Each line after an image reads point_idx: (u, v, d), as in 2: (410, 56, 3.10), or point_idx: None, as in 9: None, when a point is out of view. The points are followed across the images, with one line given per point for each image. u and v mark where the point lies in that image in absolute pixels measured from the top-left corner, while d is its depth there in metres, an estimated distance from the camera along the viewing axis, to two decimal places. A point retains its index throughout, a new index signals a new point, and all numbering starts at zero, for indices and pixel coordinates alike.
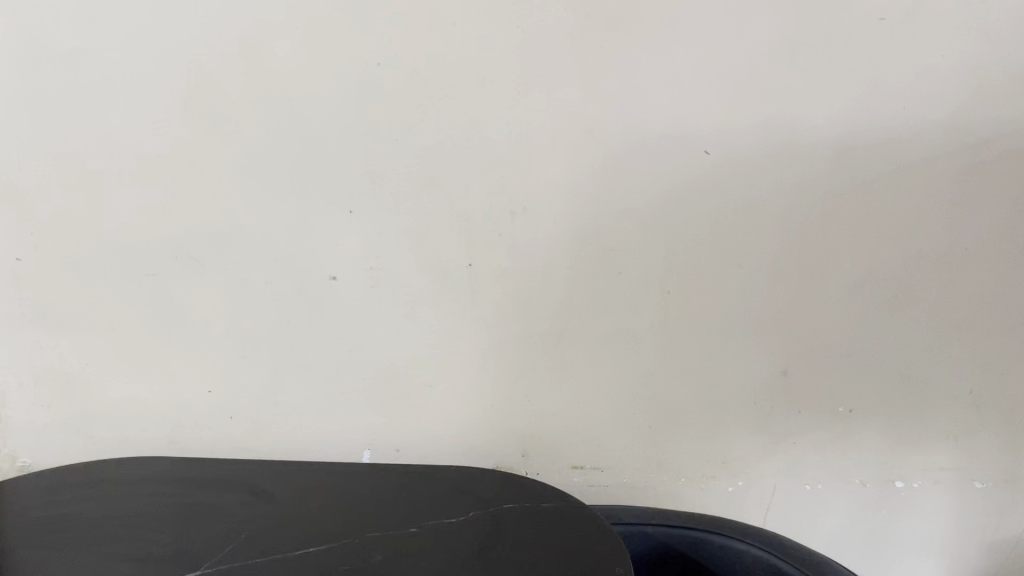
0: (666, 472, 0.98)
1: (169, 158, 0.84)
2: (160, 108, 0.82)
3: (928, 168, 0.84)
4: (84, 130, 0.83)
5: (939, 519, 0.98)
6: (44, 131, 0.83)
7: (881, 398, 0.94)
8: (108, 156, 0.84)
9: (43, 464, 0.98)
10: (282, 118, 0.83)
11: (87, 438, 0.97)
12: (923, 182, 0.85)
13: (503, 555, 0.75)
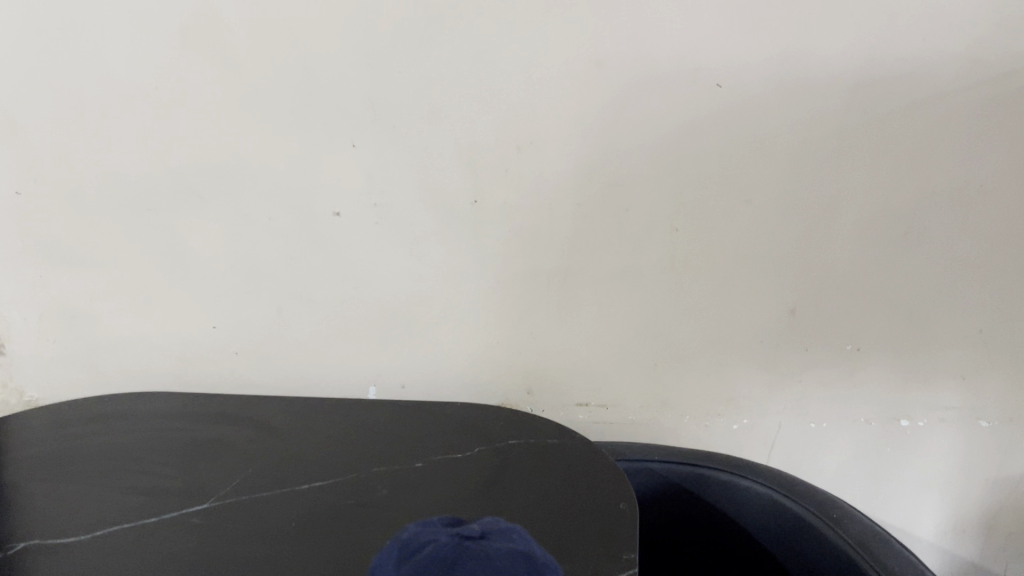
0: (671, 409, 0.98)
1: (166, 91, 0.83)
2: (157, 40, 0.80)
3: (950, 101, 0.81)
4: (78, 62, 0.81)
5: (943, 457, 0.97)
6: (36, 63, 0.81)
7: (889, 336, 0.93)
8: (104, 89, 0.83)
9: (53, 396, 1.00)
10: (281, 51, 0.81)
11: (96, 371, 0.99)
12: (942, 115, 0.82)
13: (507, 489, 0.76)
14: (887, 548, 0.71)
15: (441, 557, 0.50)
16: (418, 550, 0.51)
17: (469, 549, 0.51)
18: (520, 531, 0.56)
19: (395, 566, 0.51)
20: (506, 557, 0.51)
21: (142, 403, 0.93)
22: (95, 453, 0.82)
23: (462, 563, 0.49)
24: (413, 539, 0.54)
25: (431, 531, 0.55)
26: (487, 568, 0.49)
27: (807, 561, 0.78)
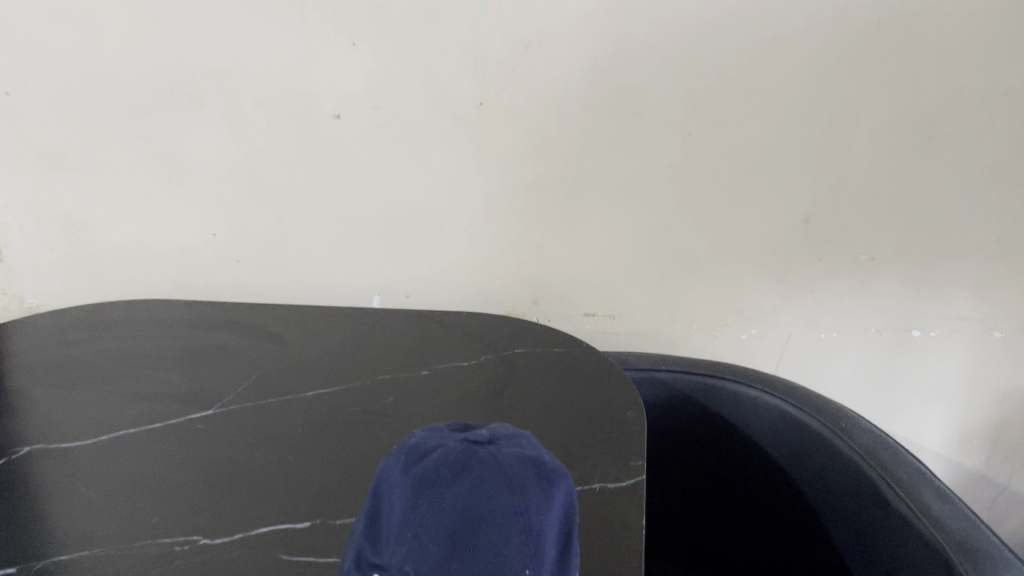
0: (678, 319, 0.97)
1: None
2: None
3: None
4: None
5: (953, 367, 0.96)
6: None
7: (905, 245, 0.91)
8: None
9: (52, 304, 0.99)
10: None
11: (97, 279, 0.98)
12: (975, 12, 0.77)
13: (514, 397, 0.75)
14: (896, 456, 0.71)
15: (451, 462, 0.49)
16: (427, 455, 0.51)
17: (478, 455, 0.50)
18: (528, 439, 0.56)
19: (404, 471, 0.50)
20: (515, 463, 0.50)
21: (144, 311, 0.92)
22: (97, 360, 0.82)
23: (472, 468, 0.48)
24: (421, 444, 0.53)
25: (439, 437, 0.54)
26: (496, 473, 0.48)
27: (814, 470, 0.77)
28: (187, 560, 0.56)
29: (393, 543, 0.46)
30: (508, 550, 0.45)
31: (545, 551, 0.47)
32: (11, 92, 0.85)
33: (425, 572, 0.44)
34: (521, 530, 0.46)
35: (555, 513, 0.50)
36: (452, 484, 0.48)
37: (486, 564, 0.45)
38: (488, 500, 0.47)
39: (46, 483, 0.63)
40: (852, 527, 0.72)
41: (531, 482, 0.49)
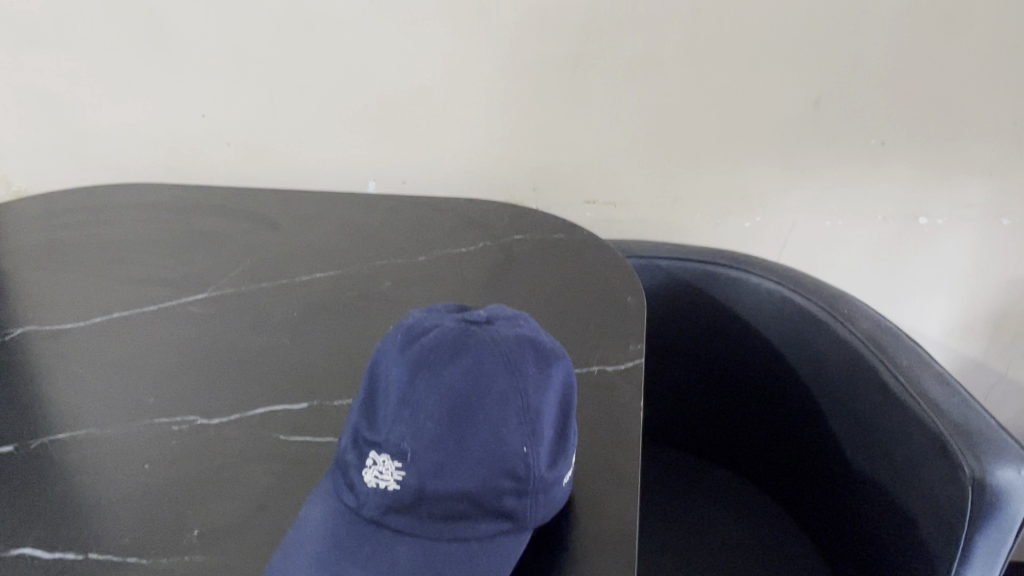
0: (682, 207, 0.95)
1: None
2: None
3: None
4: None
5: (959, 256, 0.95)
6: None
7: (918, 130, 0.87)
8: None
9: (42, 186, 0.98)
10: None
11: (86, 162, 0.96)
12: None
13: (513, 283, 0.74)
14: (896, 341, 0.71)
15: (447, 342, 0.47)
16: (423, 335, 0.49)
17: (475, 334, 0.48)
18: (528, 318, 0.54)
19: (400, 350, 0.49)
20: (513, 342, 0.48)
21: (134, 194, 0.90)
22: (89, 243, 0.80)
23: (469, 347, 0.47)
24: (417, 322, 0.51)
25: (436, 316, 0.52)
26: (493, 354, 0.47)
27: (815, 356, 0.77)
28: (185, 439, 0.56)
29: (391, 420, 0.46)
30: (505, 429, 0.45)
31: (543, 430, 0.47)
32: None
33: (423, 448, 0.45)
34: (518, 412, 0.46)
35: (554, 392, 0.49)
36: (449, 365, 0.46)
37: (482, 443, 0.45)
38: (486, 380, 0.46)
39: (41, 365, 0.63)
40: (852, 411, 0.72)
41: (530, 362, 0.47)
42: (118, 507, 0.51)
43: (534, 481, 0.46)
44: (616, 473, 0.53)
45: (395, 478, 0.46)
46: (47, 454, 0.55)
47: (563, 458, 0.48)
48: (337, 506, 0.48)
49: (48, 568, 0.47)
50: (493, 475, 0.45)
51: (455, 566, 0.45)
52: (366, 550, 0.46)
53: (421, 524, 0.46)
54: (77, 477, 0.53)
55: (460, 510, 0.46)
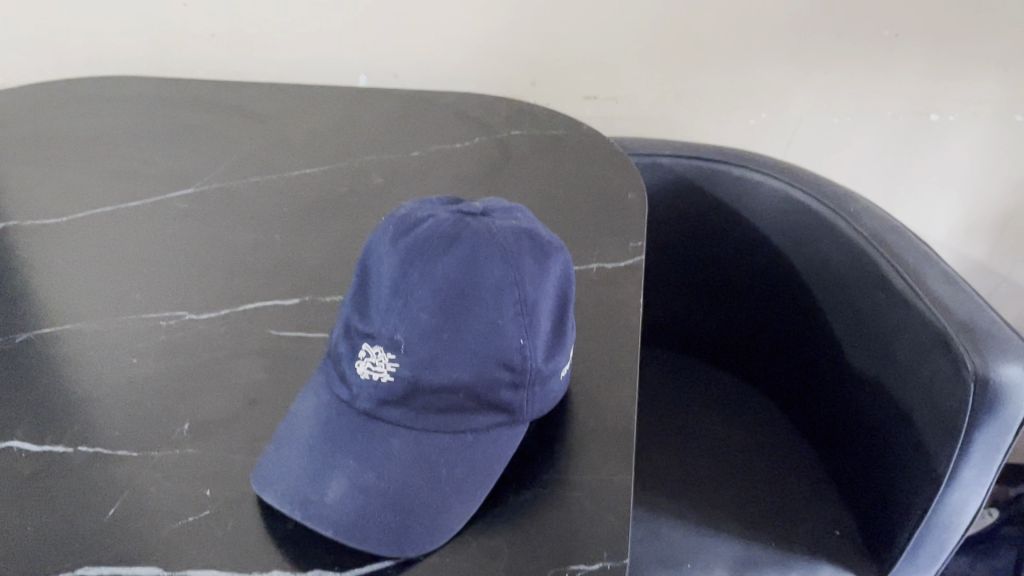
0: (684, 103, 0.92)
1: None
2: None
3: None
4: None
5: (968, 155, 0.92)
6: None
7: (932, 20, 0.83)
8: None
9: (18, 81, 0.94)
10: None
11: (63, 54, 0.92)
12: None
13: (509, 179, 0.72)
14: (902, 240, 0.69)
15: (442, 229, 0.45)
16: (416, 223, 0.47)
17: (471, 222, 0.46)
18: (524, 207, 0.51)
19: (391, 239, 0.47)
20: (511, 231, 0.46)
21: (114, 88, 0.86)
22: (68, 137, 0.78)
23: (465, 236, 0.45)
24: (409, 211, 0.49)
25: (429, 204, 0.50)
26: (490, 242, 0.45)
27: (818, 255, 0.75)
28: (173, 335, 0.55)
29: (384, 311, 0.45)
30: (502, 320, 0.44)
31: (541, 322, 0.46)
32: None
33: (416, 339, 0.44)
34: (516, 302, 0.44)
35: (552, 283, 0.47)
36: (443, 254, 0.44)
37: (479, 334, 0.44)
38: (481, 269, 0.44)
39: (24, 259, 0.61)
40: (855, 310, 0.71)
41: (528, 251, 0.45)
42: (106, 401, 0.50)
43: (532, 373, 0.45)
44: (613, 367, 0.52)
45: (389, 370, 0.45)
46: (32, 349, 0.54)
47: (561, 350, 0.47)
48: (329, 397, 0.48)
49: (37, 460, 0.46)
50: (489, 366, 0.44)
51: (451, 457, 0.45)
52: (361, 441, 0.45)
53: (416, 415, 0.45)
54: (64, 371, 0.52)
55: (455, 402, 0.45)
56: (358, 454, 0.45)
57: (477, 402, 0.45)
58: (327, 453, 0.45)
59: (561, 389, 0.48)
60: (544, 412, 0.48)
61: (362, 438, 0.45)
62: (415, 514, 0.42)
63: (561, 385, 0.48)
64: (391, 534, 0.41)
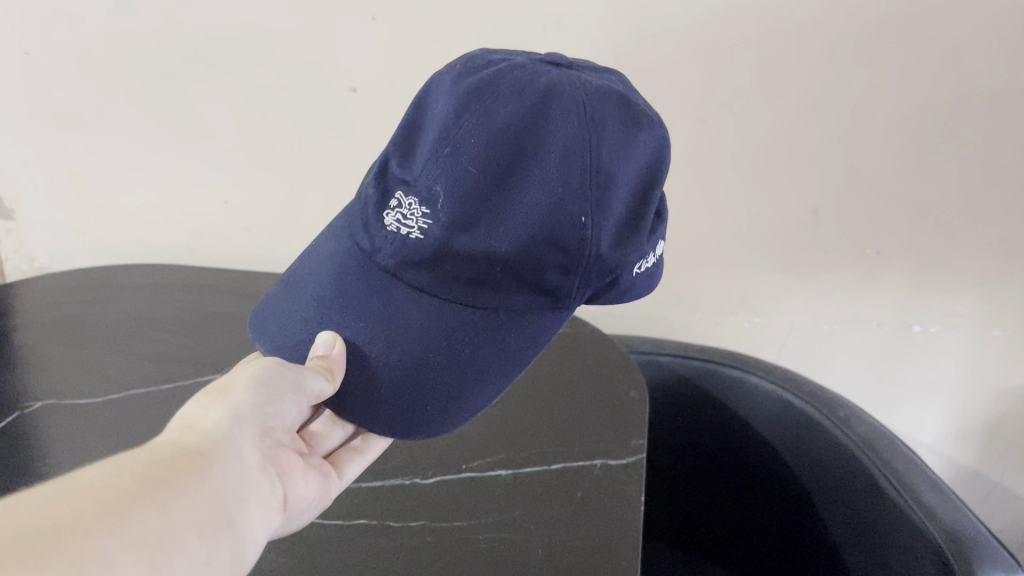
0: (683, 306, 1.00)
1: None
2: None
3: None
4: None
5: (952, 364, 0.97)
6: None
7: (910, 241, 0.89)
8: None
9: (74, 257, 1.06)
10: None
11: (118, 236, 1.04)
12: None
13: (520, 380, 0.77)
14: (890, 445, 0.72)
15: (509, 82, 0.50)
16: (484, 70, 0.52)
17: (548, 77, 0.50)
18: (622, 76, 0.55)
19: (451, 85, 0.52)
20: (596, 96, 0.50)
21: (154, 272, 0.94)
22: (106, 318, 0.84)
23: (536, 90, 0.49)
24: (485, 58, 0.54)
25: (509, 55, 0.55)
26: (569, 103, 0.49)
27: (811, 455, 0.78)
28: None
29: (426, 163, 0.50)
30: (562, 189, 0.48)
31: (607, 198, 0.49)
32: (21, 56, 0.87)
33: (454, 193, 0.49)
34: (580, 170, 0.48)
35: (637, 159, 0.51)
36: (504, 104, 0.49)
37: (528, 200, 0.48)
38: (538, 130, 0.48)
39: (59, 438, 0.63)
40: (848, 510, 0.73)
41: (607, 116, 0.49)
42: None
43: (581, 256, 0.50)
44: (655, 274, 0.57)
45: (420, 225, 0.50)
46: None
47: (623, 244, 0.51)
48: (356, 247, 0.55)
49: None
50: (534, 237, 0.49)
51: (469, 333, 0.52)
52: (376, 303, 0.52)
53: (442, 285, 0.51)
54: None
55: (491, 274, 0.50)
56: (370, 316, 0.52)
57: (515, 277, 0.50)
58: (342, 310, 0.53)
59: (622, 283, 0.53)
60: (598, 300, 0.54)
61: (382, 293, 0.53)
62: (425, 397, 0.52)
63: (625, 277, 0.53)
64: (395, 416, 0.52)
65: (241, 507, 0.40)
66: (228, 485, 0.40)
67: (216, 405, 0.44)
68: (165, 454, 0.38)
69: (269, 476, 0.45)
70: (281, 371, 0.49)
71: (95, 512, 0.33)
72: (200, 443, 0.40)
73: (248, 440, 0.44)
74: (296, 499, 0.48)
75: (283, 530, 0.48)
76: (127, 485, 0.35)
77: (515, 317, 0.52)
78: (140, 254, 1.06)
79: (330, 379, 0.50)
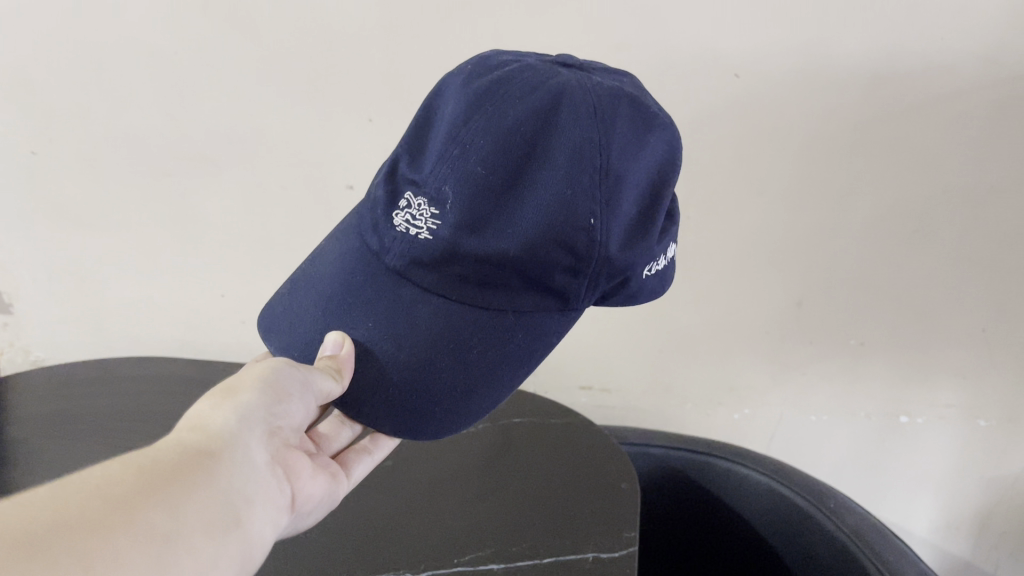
0: (673, 397, 1.02)
1: (174, 62, 0.82)
2: (164, 13, 0.79)
3: (979, 94, 0.75)
4: (83, 32, 0.81)
5: (939, 454, 0.99)
6: (45, 33, 0.81)
7: (892, 333, 0.92)
8: (110, 60, 0.82)
9: (69, 350, 1.07)
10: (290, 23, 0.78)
11: (114, 328, 1.05)
12: (968, 108, 0.76)
13: (510, 469, 0.78)
14: (883, 539, 0.72)
15: (520, 84, 0.51)
16: (494, 71, 0.53)
17: (559, 79, 0.51)
18: (631, 78, 0.57)
19: (462, 86, 0.53)
20: (606, 97, 0.51)
21: (150, 364, 0.95)
22: (100, 411, 0.84)
23: (546, 90, 0.50)
24: (493, 60, 0.55)
25: (520, 56, 0.56)
26: (581, 104, 0.50)
27: (804, 547, 0.78)
28: None
29: (436, 163, 0.51)
30: (572, 188, 0.49)
31: (617, 199, 0.50)
32: (27, 156, 0.90)
33: (463, 193, 0.49)
34: (591, 171, 0.49)
35: (644, 160, 0.52)
36: (515, 106, 0.50)
37: (539, 200, 0.49)
38: (549, 130, 0.49)
39: None
40: None
41: (617, 117, 0.51)
42: None
43: (590, 257, 0.51)
44: (663, 275, 0.58)
45: (429, 226, 0.50)
46: None
47: (631, 244, 0.52)
48: (364, 246, 0.55)
49: None
50: (545, 238, 0.49)
51: (476, 332, 0.52)
52: (384, 302, 0.53)
53: (450, 285, 0.52)
54: None
55: (501, 275, 0.51)
56: (378, 316, 0.53)
57: (523, 277, 0.51)
58: (350, 310, 0.54)
59: (628, 282, 0.54)
60: (606, 301, 0.56)
61: (390, 293, 0.53)
62: (431, 398, 0.53)
63: (631, 277, 0.54)
64: (403, 420, 0.53)
65: (249, 506, 0.43)
66: (236, 484, 0.42)
67: (227, 405, 0.46)
68: (177, 454, 0.40)
69: (277, 476, 0.48)
70: (292, 371, 0.51)
71: (106, 511, 0.34)
72: (209, 444, 0.42)
73: (258, 440, 0.47)
74: (304, 496, 0.53)
75: (292, 528, 0.52)
76: (132, 481, 0.37)
77: (524, 317, 0.53)
78: (135, 346, 1.07)
79: (340, 380, 0.50)
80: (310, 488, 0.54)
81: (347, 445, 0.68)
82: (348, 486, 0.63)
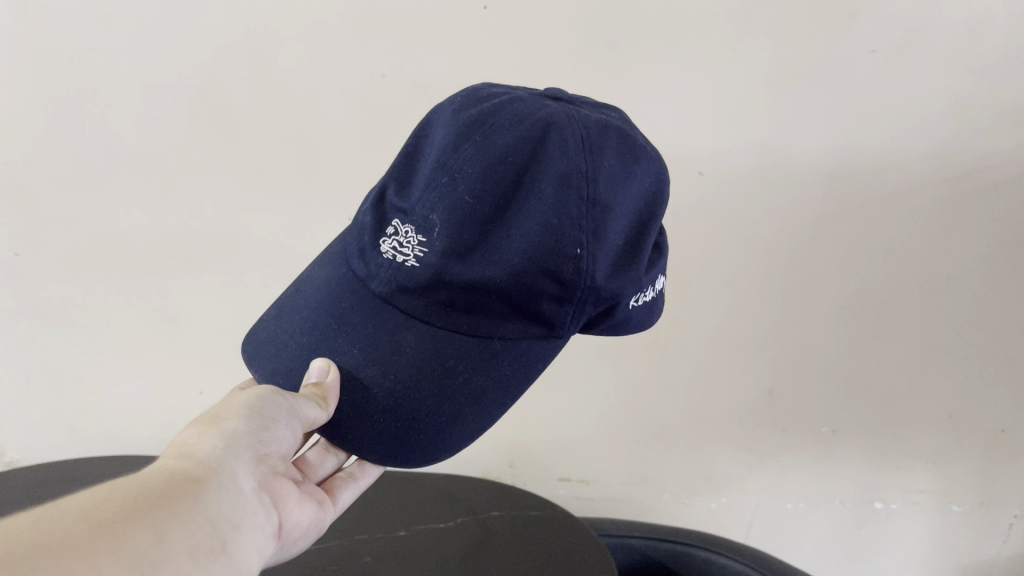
0: (651, 487, 1.03)
1: (160, 164, 0.84)
2: (151, 117, 0.82)
3: (928, 190, 0.79)
4: (71, 138, 0.83)
5: (915, 539, 1.00)
6: (33, 139, 0.83)
7: (862, 420, 0.94)
8: (96, 163, 0.84)
9: (46, 449, 1.07)
10: (274, 127, 0.81)
11: (91, 427, 1.05)
12: (923, 201, 0.80)
13: (490, 562, 0.78)
14: None
15: (509, 115, 0.52)
16: (483, 103, 0.55)
17: (548, 110, 0.52)
18: (620, 114, 0.58)
19: (451, 116, 0.55)
20: (595, 129, 0.52)
21: (127, 462, 0.95)
22: None
23: (535, 121, 0.51)
24: (483, 92, 0.57)
25: (510, 90, 0.58)
26: (569, 135, 0.51)
27: None
28: None
29: (424, 192, 0.52)
30: (559, 217, 0.49)
31: (605, 230, 0.51)
32: (10, 258, 0.91)
33: (449, 221, 0.50)
34: (578, 200, 0.49)
35: (632, 191, 0.53)
36: (502, 136, 0.51)
37: (525, 227, 0.49)
38: (536, 159, 0.50)
39: None
40: None
41: (606, 148, 0.52)
42: None
43: (577, 288, 0.51)
44: (651, 306, 0.58)
45: (415, 253, 0.51)
46: None
47: (619, 274, 0.53)
48: (351, 273, 0.56)
49: None
50: (530, 267, 0.49)
51: (462, 359, 0.53)
52: (371, 328, 0.53)
53: (435, 312, 0.52)
54: None
55: (486, 303, 0.51)
56: (364, 341, 0.53)
57: (509, 306, 0.51)
58: (335, 336, 0.54)
59: (615, 311, 0.54)
60: (592, 328, 0.56)
61: (375, 317, 0.53)
62: (417, 423, 0.53)
63: (619, 306, 0.54)
64: (388, 445, 0.53)
65: (236, 534, 0.44)
66: (222, 509, 0.44)
67: (211, 433, 0.49)
68: (163, 479, 0.42)
69: (265, 502, 0.50)
70: (277, 399, 0.52)
71: (91, 538, 0.34)
72: (195, 471, 0.44)
73: (245, 467, 0.49)
74: (292, 524, 0.55)
75: (279, 554, 0.54)
76: (118, 509, 0.37)
77: (510, 344, 0.53)
78: (112, 444, 1.07)
79: (324, 407, 0.51)
80: (298, 513, 0.56)
81: (333, 471, 0.69)
82: (333, 514, 0.64)
